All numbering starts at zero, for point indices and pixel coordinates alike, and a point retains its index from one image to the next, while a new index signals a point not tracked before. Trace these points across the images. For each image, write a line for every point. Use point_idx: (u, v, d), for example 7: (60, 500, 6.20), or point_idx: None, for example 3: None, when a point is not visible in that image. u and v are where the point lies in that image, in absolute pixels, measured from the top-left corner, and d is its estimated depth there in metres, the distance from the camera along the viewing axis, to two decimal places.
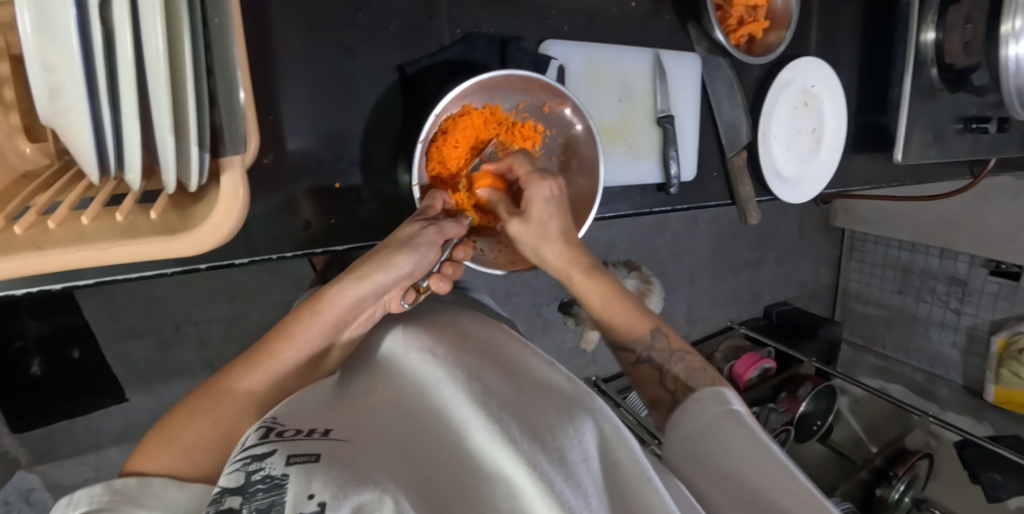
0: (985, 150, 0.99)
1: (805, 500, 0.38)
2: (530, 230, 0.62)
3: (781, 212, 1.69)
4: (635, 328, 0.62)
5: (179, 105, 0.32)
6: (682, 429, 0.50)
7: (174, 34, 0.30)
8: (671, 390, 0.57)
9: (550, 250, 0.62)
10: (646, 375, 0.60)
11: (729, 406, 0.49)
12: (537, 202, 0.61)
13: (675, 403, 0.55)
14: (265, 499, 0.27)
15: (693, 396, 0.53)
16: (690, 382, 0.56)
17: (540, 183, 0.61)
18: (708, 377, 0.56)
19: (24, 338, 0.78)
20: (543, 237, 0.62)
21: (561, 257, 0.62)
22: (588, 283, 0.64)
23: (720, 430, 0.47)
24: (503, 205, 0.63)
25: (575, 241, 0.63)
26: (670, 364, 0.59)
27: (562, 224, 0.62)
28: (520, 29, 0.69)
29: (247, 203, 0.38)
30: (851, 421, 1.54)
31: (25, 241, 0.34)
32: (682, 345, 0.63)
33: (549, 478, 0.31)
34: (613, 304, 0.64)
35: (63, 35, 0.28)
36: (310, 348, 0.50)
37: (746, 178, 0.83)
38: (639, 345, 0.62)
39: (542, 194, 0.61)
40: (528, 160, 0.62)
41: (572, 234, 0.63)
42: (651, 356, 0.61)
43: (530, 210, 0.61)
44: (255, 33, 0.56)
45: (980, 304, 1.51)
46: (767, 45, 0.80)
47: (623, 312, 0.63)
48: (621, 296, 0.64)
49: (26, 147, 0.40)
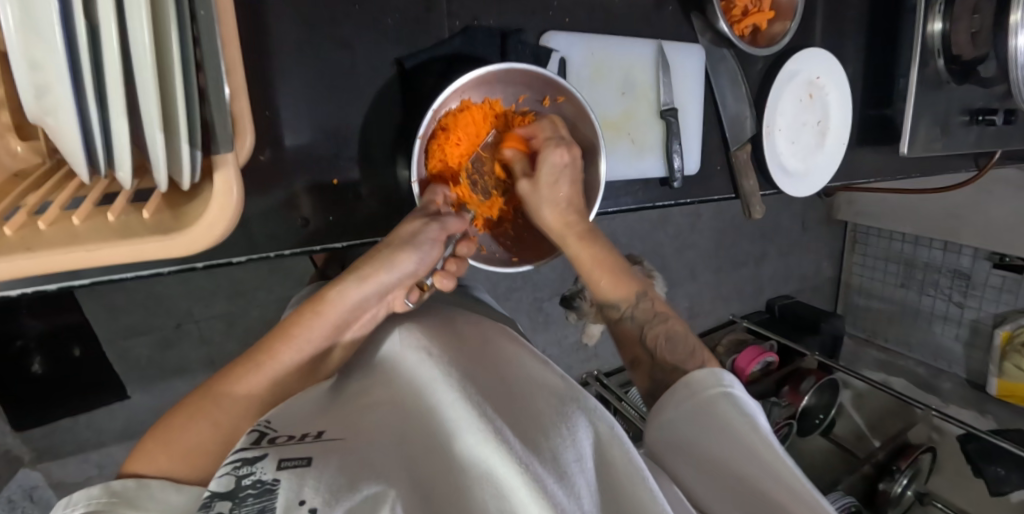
0: (991, 142, 0.98)
1: (804, 499, 0.37)
2: (540, 190, 0.63)
3: (783, 206, 1.67)
4: (622, 290, 0.62)
5: (168, 100, 0.31)
6: (668, 412, 0.47)
7: (162, 28, 0.29)
8: (651, 348, 0.58)
9: (552, 209, 0.63)
10: (627, 335, 0.61)
11: (724, 389, 0.46)
12: (549, 167, 0.62)
13: (655, 366, 0.55)
14: (255, 504, 0.27)
15: (686, 376, 0.49)
16: (674, 353, 0.55)
17: (556, 148, 0.62)
18: (690, 345, 0.56)
19: (24, 337, 0.77)
20: (551, 199, 0.63)
21: (561, 221, 0.63)
22: (584, 250, 0.64)
23: (717, 419, 0.44)
24: (520, 165, 0.64)
25: (578, 211, 0.64)
26: (651, 326, 0.60)
27: (570, 191, 0.64)
28: (521, 22, 0.68)
29: (242, 200, 0.37)
30: (853, 415, 1.53)
31: (17, 243, 0.33)
32: (665, 308, 0.63)
33: (543, 480, 0.30)
34: (604, 268, 0.64)
35: (43, 29, 0.27)
36: (311, 349, 0.49)
37: (749, 171, 0.82)
38: (624, 305, 0.62)
39: (554, 160, 0.62)
40: (551, 126, 0.63)
41: (579, 204, 0.65)
42: (633, 318, 0.61)
43: (540, 172, 0.62)
44: (250, 26, 0.54)
45: (983, 297, 1.51)
46: (771, 36, 0.79)
47: (610, 273, 0.63)
48: (612, 259, 0.65)
49: (17, 145, 0.39)
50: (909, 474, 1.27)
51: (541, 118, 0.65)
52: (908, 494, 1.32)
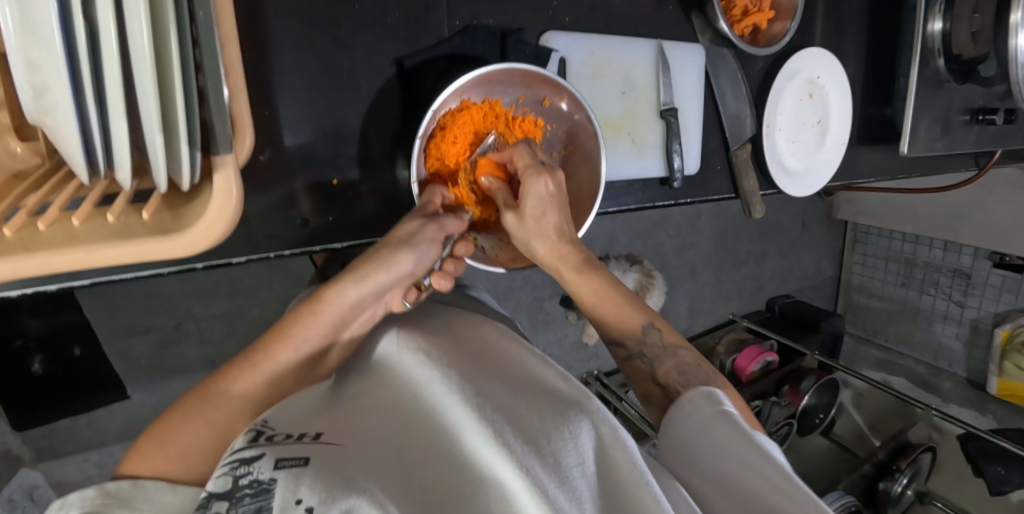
0: (992, 141, 0.97)
1: (800, 501, 0.37)
2: (525, 225, 0.59)
3: (783, 205, 1.67)
4: (628, 321, 0.62)
5: (167, 102, 0.31)
6: (678, 424, 0.48)
7: (161, 30, 0.29)
8: (662, 385, 0.57)
9: (541, 242, 0.61)
10: (639, 373, 0.60)
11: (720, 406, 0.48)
12: (530, 199, 0.58)
13: (668, 402, 0.55)
14: (253, 504, 0.27)
15: (685, 394, 0.51)
16: (686, 380, 0.55)
17: (536, 178, 0.57)
18: (703, 372, 0.56)
19: (24, 337, 0.77)
20: (536, 231, 0.60)
21: (552, 252, 0.61)
22: (585, 283, 0.64)
23: (715, 432, 0.45)
24: (502, 194, 0.61)
25: (568, 241, 0.61)
26: (661, 361, 0.59)
27: (558, 221, 0.60)
28: (521, 22, 0.68)
29: (242, 201, 0.37)
30: (853, 414, 1.50)
31: (15, 244, 0.33)
32: (676, 338, 0.62)
33: (541, 481, 0.30)
34: (608, 302, 0.63)
35: (41, 30, 0.27)
36: (309, 348, 0.49)
37: (749, 171, 0.82)
38: (631, 340, 0.61)
39: (538, 191, 0.57)
40: (529, 152, 0.59)
41: (566, 232, 0.61)
42: (640, 354, 0.61)
43: (524, 205, 0.58)
44: (249, 26, 0.54)
45: (983, 296, 1.51)
46: (771, 36, 0.79)
47: (615, 306, 0.63)
48: (616, 292, 0.64)
49: (17, 146, 0.39)
50: (908, 473, 1.28)
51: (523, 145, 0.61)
52: (909, 494, 1.33)
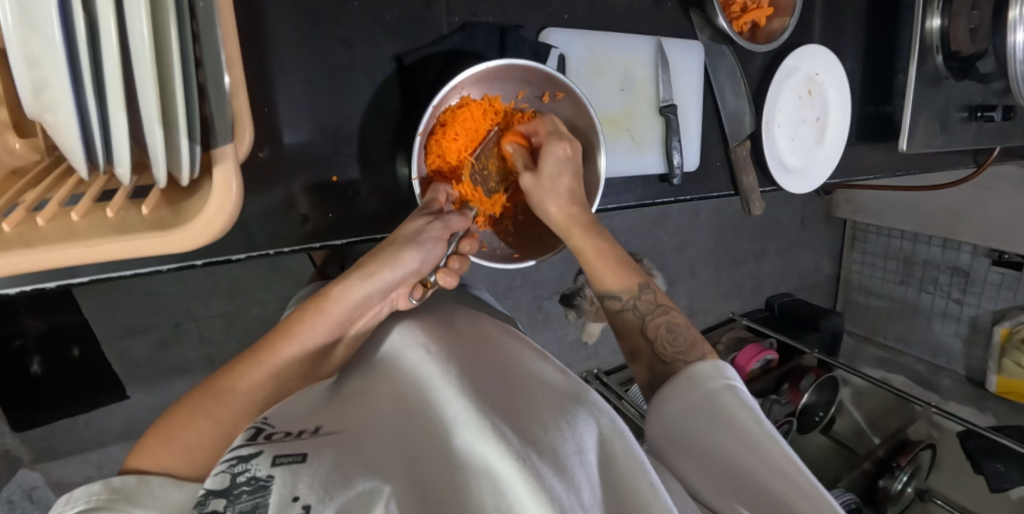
0: (991, 138, 0.98)
1: (812, 498, 0.38)
2: (542, 186, 0.63)
3: (782, 203, 1.67)
4: (625, 282, 0.62)
5: (167, 96, 0.31)
6: (672, 404, 0.48)
7: (160, 23, 0.29)
8: (651, 339, 0.57)
9: (554, 203, 0.63)
10: (629, 326, 0.60)
11: (727, 381, 0.48)
12: (552, 159, 0.62)
13: (655, 358, 0.56)
14: (249, 501, 0.27)
15: (686, 369, 0.50)
16: (675, 345, 0.55)
17: (557, 141, 0.63)
18: (692, 338, 0.56)
19: (23, 337, 0.77)
20: (552, 191, 0.63)
21: (566, 212, 0.63)
22: (587, 240, 0.63)
23: (720, 413, 0.45)
24: (520, 158, 0.64)
25: (580, 204, 0.64)
26: (652, 317, 0.59)
27: (573, 185, 0.64)
28: (520, 18, 0.68)
29: (242, 195, 0.37)
30: (853, 413, 1.53)
31: (15, 239, 0.33)
32: (667, 299, 0.62)
33: (541, 475, 0.30)
34: (608, 260, 0.63)
35: (41, 26, 0.26)
36: (313, 344, 0.49)
37: (749, 168, 0.82)
38: (626, 295, 0.61)
39: (558, 152, 0.62)
40: (552, 121, 0.64)
41: (581, 200, 0.65)
42: (634, 308, 0.61)
43: (542, 166, 0.62)
44: (248, 22, 0.54)
45: (982, 294, 1.51)
46: (770, 33, 0.79)
47: (614, 266, 0.63)
48: (615, 253, 0.64)
49: (15, 142, 0.39)
50: (909, 470, 1.28)
51: (541, 115, 0.65)
52: (908, 490, 1.32)
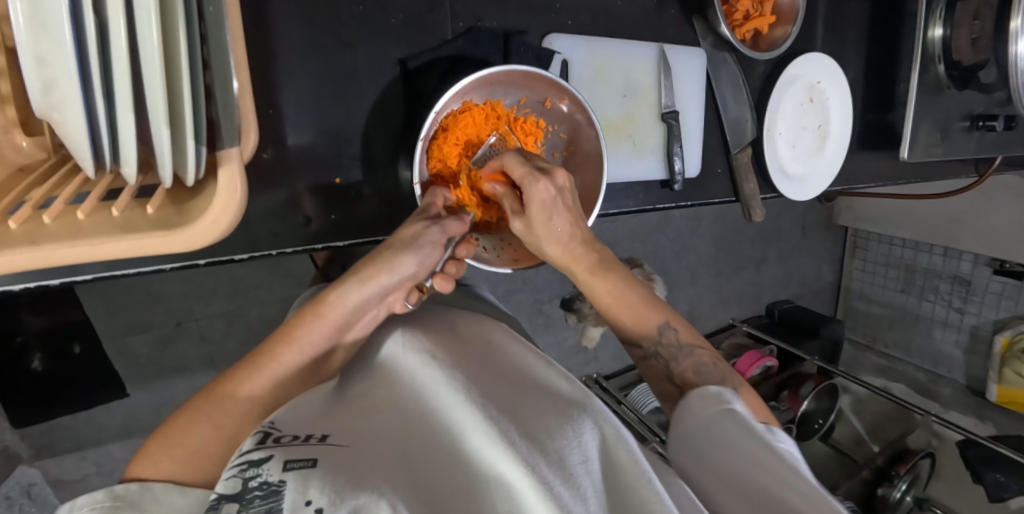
0: (991, 148, 0.98)
1: (813, 499, 0.37)
2: (534, 231, 0.56)
3: (783, 210, 1.68)
4: (644, 322, 0.61)
5: (174, 97, 0.32)
6: (685, 426, 0.48)
7: (170, 27, 0.30)
8: (679, 384, 0.58)
9: (554, 246, 0.58)
10: (656, 372, 0.61)
11: (728, 405, 0.47)
12: (537, 205, 0.53)
13: (685, 400, 0.56)
14: (263, 505, 0.27)
15: (696, 390, 0.51)
16: (703, 381, 0.56)
17: (535, 183, 0.52)
18: (719, 375, 0.56)
19: (24, 334, 0.78)
20: (549, 235, 0.56)
21: (565, 253, 0.58)
22: (599, 284, 0.61)
23: (717, 434, 0.45)
24: (508, 199, 0.57)
25: (583, 239, 0.58)
26: (678, 360, 0.59)
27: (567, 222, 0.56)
28: (523, 23, 0.68)
29: (247, 197, 0.37)
30: (853, 421, 1.49)
31: (20, 237, 0.33)
32: (693, 336, 0.61)
33: (548, 479, 0.31)
34: (625, 303, 0.62)
35: (55, 30, 0.27)
36: (312, 349, 0.49)
37: (749, 174, 0.82)
38: (648, 341, 0.61)
39: (541, 196, 0.52)
40: (521, 160, 0.54)
41: (581, 233, 0.58)
42: (657, 354, 0.60)
43: (529, 212, 0.54)
44: (253, 25, 0.55)
45: (983, 303, 1.51)
46: (772, 41, 0.79)
47: (636, 308, 0.62)
48: (635, 293, 0.62)
49: (22, 140, 0.39)
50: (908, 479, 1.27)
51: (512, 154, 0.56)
52: (908, 500, 1.31)
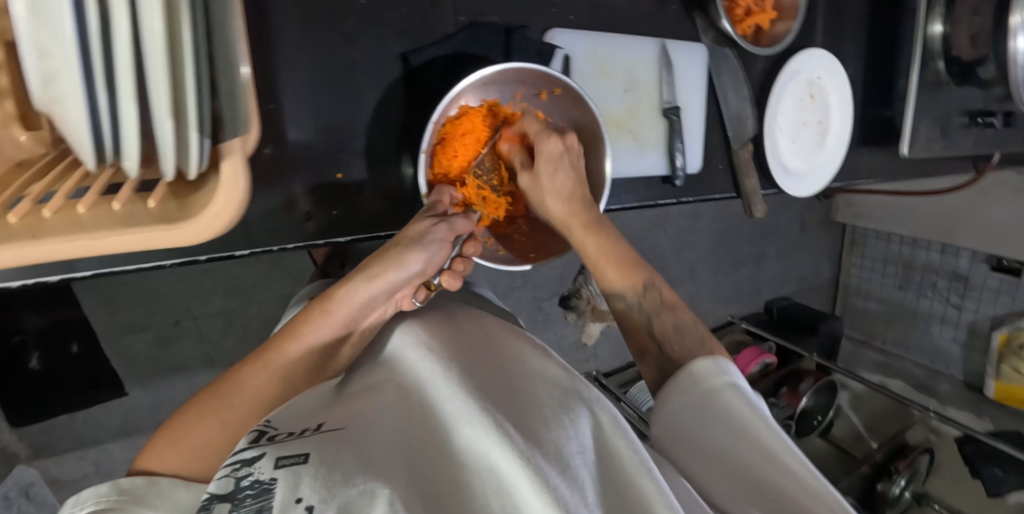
0: (989, 144, 0.98)
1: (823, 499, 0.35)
2: (540, 184, 0.63)
3: (782, 207, 1.68)
4: (630, 278, 0.60)
5: (177, 88, 0.31)
6: (674, 405, 0.46)
7: (173, 18, 0.29)
8: (659, 339, 0.56)
9: (554, 200, 0.63)
10: (636, 324, 0.59)
11: (727, 377, 0.46)
12: (545, 158, 0.62)
13: (664, 357, 0.55)
14: (254, 504, 0.27)
15: (685, 365, 0.49)
16: (682, 343, 0.54)
17: (549, 139, 0.61)
18: (698, 336, 0.54)
19: (23, 332, 0.77)
20: (552, 190, 0.63)
21: (565, 208, 0.63)
22: (591, 241, 0.62)
23: (719, 410, 0.43)
24: (519, 158, 0.64)
25: (581, 201, 0.63)
26: (657, 316, 0.58)
27: (570, 179, 0.63)
28: (525, 18, 0.68)
29: (249, 190, 0.37)
30: (851, 416, 1.51)
31: (20, 231, 0.32)
32: (676, 297, 0.60)
33: (546, 473, 0.30)
34: (608, 258, 0.61)
35: (54, 18, 0.27)
36: (319, 343, 0.49)
37: (751, 170, 0.82)
38: (630, 294, 0.60)
39: (551, 150, 0.61)
40: (538, 120, 0.63)
41: (582, 192, 0.64)
42: (639, 308, 0.60)
43: (539, 165, 0.62)
44: (254, 19, 0.54)
45: (981, 299, 1.51)
46: (773, 36, 0.79)
47: (620, 265, 0.61)
48: (623, 251, 0.62)
49: (21, 135, 0.39)
50: (907, 475, 1.28)
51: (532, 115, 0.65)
52: (906, 496, 1.32)
